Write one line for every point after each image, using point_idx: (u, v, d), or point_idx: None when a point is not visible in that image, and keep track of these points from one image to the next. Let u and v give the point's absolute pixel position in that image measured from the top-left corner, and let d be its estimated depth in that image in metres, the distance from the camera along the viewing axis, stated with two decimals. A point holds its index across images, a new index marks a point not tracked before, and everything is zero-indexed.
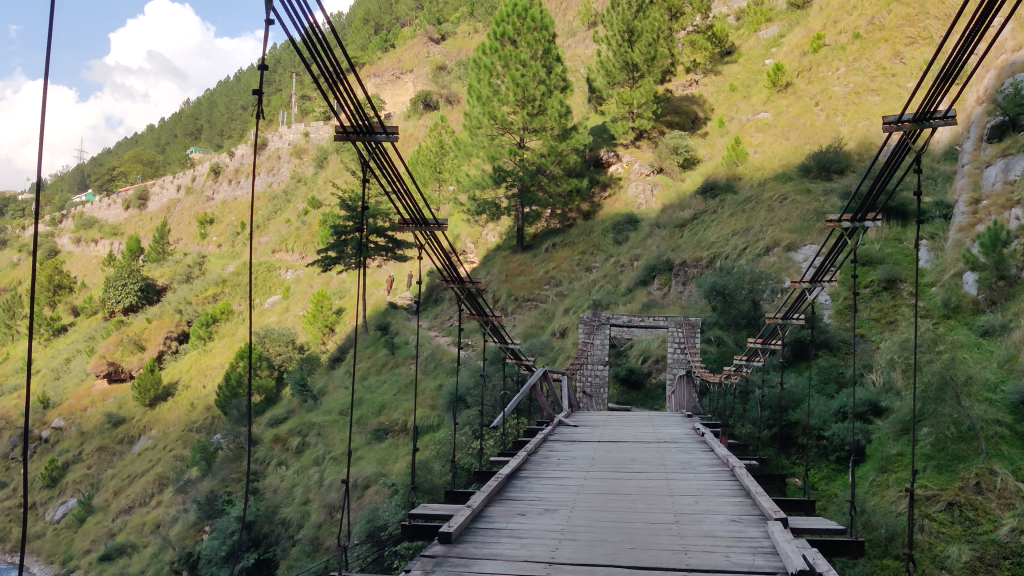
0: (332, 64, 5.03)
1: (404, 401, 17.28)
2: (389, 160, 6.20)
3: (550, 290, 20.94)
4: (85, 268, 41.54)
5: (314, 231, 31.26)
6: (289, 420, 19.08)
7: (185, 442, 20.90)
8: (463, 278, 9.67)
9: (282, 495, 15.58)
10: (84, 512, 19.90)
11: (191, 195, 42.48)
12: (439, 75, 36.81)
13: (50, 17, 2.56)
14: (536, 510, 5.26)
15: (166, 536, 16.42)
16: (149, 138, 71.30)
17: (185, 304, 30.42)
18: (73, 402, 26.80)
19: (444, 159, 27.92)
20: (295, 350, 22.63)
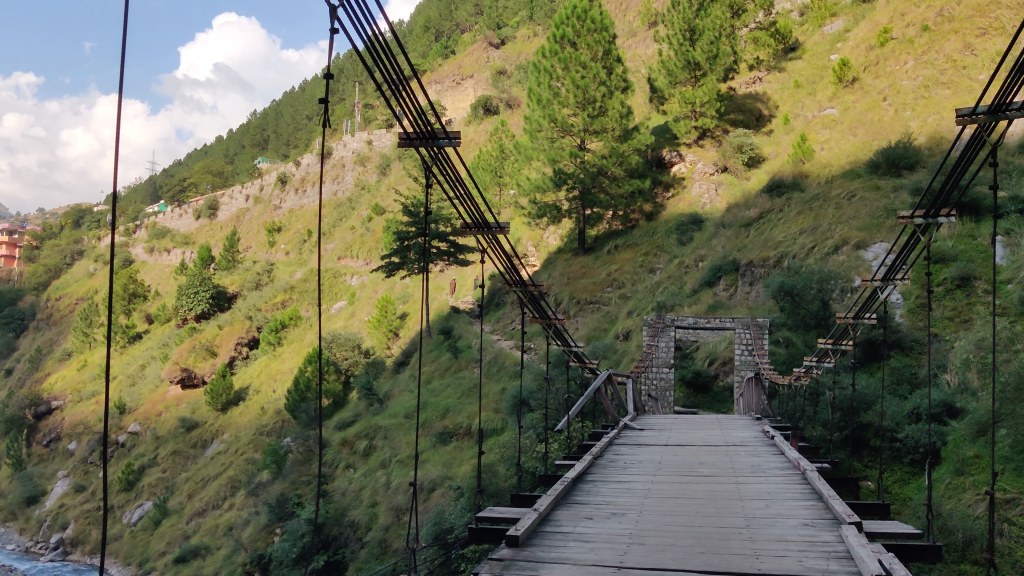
0: (394, 71, 5.08)
1: (469, 405, 17.40)
2: (452, 167, 6.26)
3: (613, 292, 20.88)
4: (159, 277, 42.71)
5: (377, 237, 31.67)
6: (357, 424, 19.34)
7: (256, 446, 21.28)
8: (525, 282, 9.67)
9: (350, 497, 15.81)
10: (160, 514, 20.45)
11: (259, 204, 43.38)
12: (499, 79, 37.01)
13: (126, 34, 2.66)
14: (604, 514, 5.25)
15: (239, 538, 16.79)
16: (218, 150, 72.86)
17: (255, 310, 31.06)
18: (149, 407, 27.55)
19: (505, 163, 28.03)
20: (360, 354, 22.89)
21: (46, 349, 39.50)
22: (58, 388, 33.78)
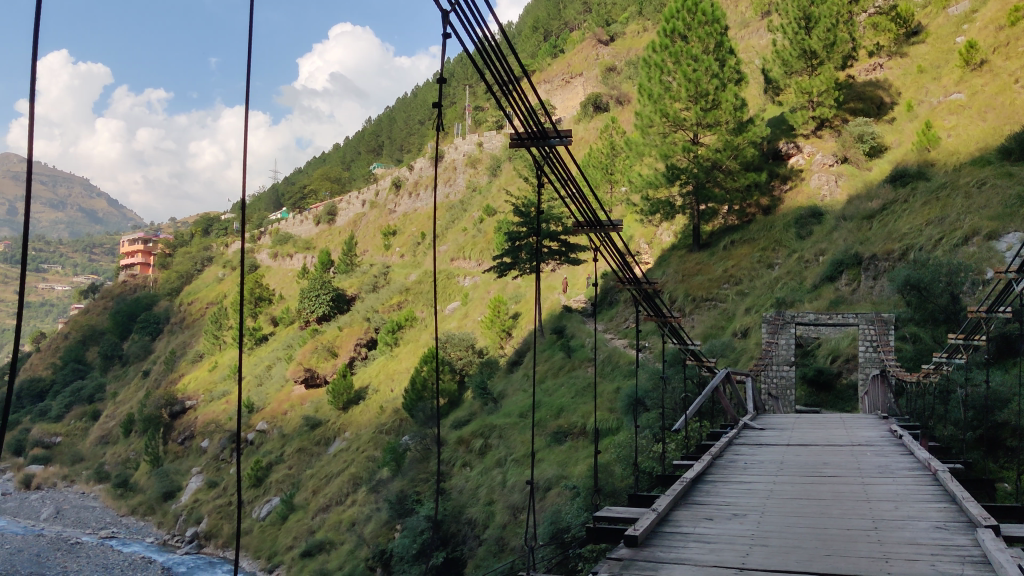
0: (504, 72, 5.15)
1: (583, 404, 17.42)
2: (563, 166, 6.30)
3: (729, 289, 20.51)
4: (283, 281, 44.33)
5: (489, 238, 32.02)
6: (472, 423, 19.61)
7: (376, 443, 21.81)
8: (640, 280, 9.63)
9: (468, 495, 16.04)
10: (287, 510, 21.23)
11: (376, 208, 44.46)
12: (609, 77, 36.92)
13: (253, 54, 2.94)
14: (724, 514, 5.20)
15: (362, 534, 17.26)
16: (335, 156, 74.70)
17: (372, 312, 31.86)
18: (275, 406, 28.62)
19: (615, 160, 27.91)
20: (474, 354, 23.18)
21: (180, 351, 41.47)
22: (191, 388, 35.42)
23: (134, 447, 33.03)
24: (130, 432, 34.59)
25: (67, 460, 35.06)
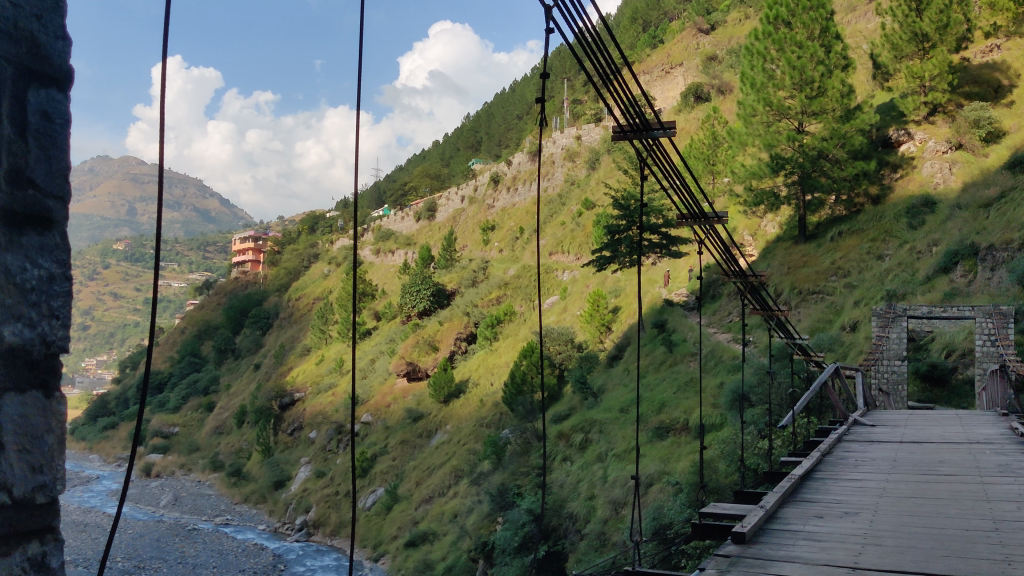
0: (605, 63, 5.09)
1: (685, 399, 17.22)
2: (666, 158, 6.25)
3: (838, 281, 19.92)
4: (385, 276, 45.13)
5: (588, 231, 31.94)
6: (573, 417, 19.63)
7: (477, 436, 22.05)
8: (746, 271, 9.48)
9: (569, 489, 16.09)
10: (391, 500, 21.68)
11: (475, 204, 44.65)
12: (710, 65, 36.33)
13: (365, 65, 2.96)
14: (836, 513, 5.07)
15: (464, 526, 17.51)
16: (436, 153, 75.25)
17: (472, 306, 32.13)
18: (379, 399, 29.27)
19: (717, 151, 27.45)
20: (574, 348, 23.26)
21: (289, 345, 42.67)
22: (299, 381, 36.43)
23: (246, 437, 34.25)
24: (242, 423, 35.88)
25: (185, 450, 36.62)
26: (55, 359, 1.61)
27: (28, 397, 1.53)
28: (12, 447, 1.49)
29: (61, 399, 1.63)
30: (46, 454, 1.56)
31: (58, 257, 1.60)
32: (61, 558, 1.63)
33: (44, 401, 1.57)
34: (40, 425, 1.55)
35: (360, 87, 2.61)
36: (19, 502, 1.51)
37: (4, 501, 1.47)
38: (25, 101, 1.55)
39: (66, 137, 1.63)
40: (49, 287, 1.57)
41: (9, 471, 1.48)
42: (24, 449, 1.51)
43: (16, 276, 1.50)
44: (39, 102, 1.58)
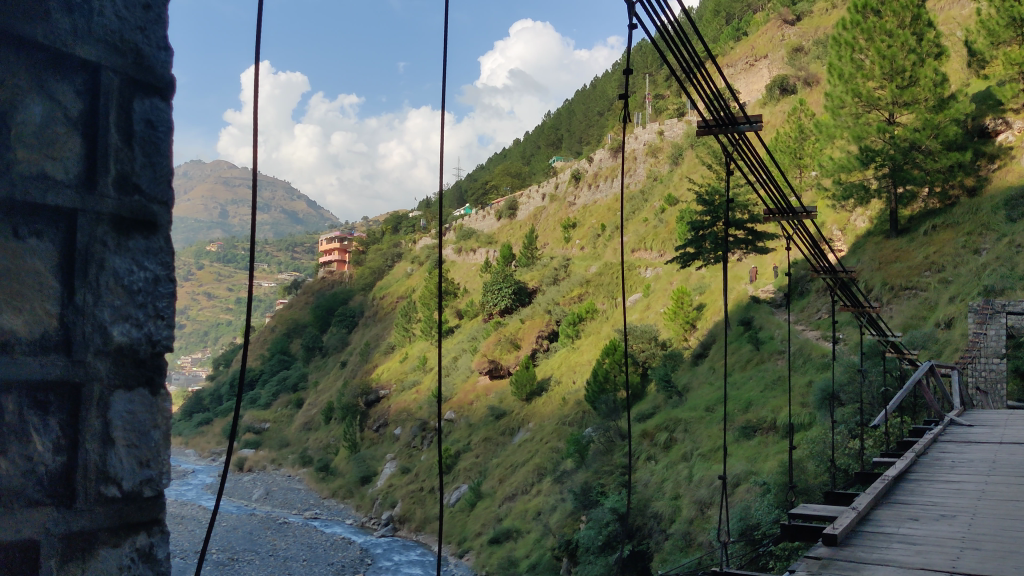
0: (689, 57, 5.02)
1: (773, 398, 16.90)
2: (754, 154, 6.17)
3: (931, 277, 19.32)
4: (467, 274, 45.44)
5: (671, 228, 31.60)
6: (657, 416, 19.49)
7: (560, 434, 22.03)
8: (835, 267, 9.27)
9: (653, 489, 15.98)
10: (475, 497, 21.84)
11: (556, 202, 44.30)
12: (795, 57, 35.60)
13: (448, 52, 2.94)
14: (930, 516, 4.92)
15: (548, 524, 17.56)
16: (517, 151, 75.21)
17: (554, 304, 32.08)
18: (462, 396, 29.54)
19: (804, 144, 26.89)
20: (657, 346, 23.07)
21: (374, 342, 43.32)
22: (384, 378, 36.95)
23: (333, 433, 34.98)
24: (330, 420, 36.64)
25: (275, 445, 37.62)
26: (161, 357, 1.67)
27: (135, 394, 1.60)
28: (122, 441, 1.56)
29: (168, 396, 1.69)
30: (152, 448, 1.63)
31: (162, 259, 1.66)
32: (168, 549, 1.68)
33: (151, 398, 1.64)
34: (147, 420, 1.62)
35: (443, 88, 2.61)
36: (129, 495, 1.57)
37: (115, 493, 1.54)
38: (131, 111, 1.61)
39: (170, 145, 1.69)
40: (154, 288, 1.63)
41: (118, 464, 1.55)
42: (132, 443, 1.58)
43: (124, 278, 1.57)
44: (143, 111, 1.64)
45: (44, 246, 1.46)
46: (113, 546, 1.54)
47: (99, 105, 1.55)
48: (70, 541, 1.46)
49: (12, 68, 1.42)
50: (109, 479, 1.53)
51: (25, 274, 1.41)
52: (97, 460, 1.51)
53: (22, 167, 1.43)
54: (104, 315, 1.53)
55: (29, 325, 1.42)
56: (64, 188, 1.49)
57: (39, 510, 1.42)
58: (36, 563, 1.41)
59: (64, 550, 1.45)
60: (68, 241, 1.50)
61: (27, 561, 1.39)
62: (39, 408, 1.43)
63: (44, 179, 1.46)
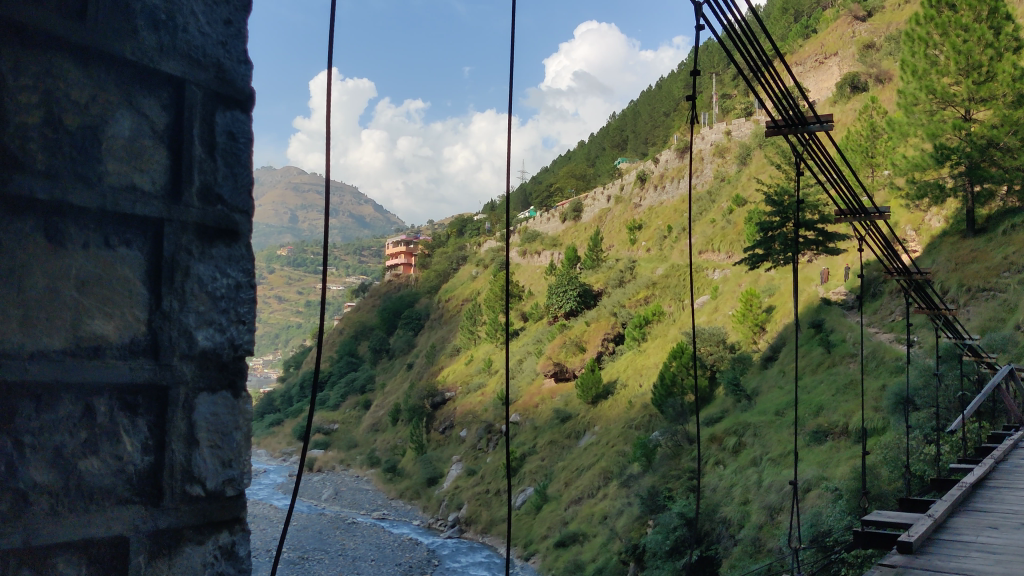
0: (756, 56, 4.95)
1: (845, 402, 16.56)
2: (823, 154, 6.08)
3: (1010, 278, 18.71)
4: (531, 276, 45.42)
5: (739, 229, 31.15)
6: (725, 420, 19.26)
7: (626, 438, 21.87)
8: (910, 269, 9.02)
9: (722, 494, 15.82)
10: (541, 500, 21.85)
11: (621, 204, 43.98)
12: (867, 54, 34.75)
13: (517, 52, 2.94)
14: (1011, 524, 4.76)
15: (614, 528, 17.47)
16: (582, 153, 74.69)
17: (619, 307, 31.85)
18: (528, 399, 29.56)
19: (876, 142, 26.36)
20: (725, 349, 22.80)
21: (439, 345, 43.52)
22: (449, 380, 37.10)
23: (400, 435, 35.36)
24: (397, 421, 36.97)
25: (344, 447, 38.17)
26: (241, 361, 1.87)
27: (219, 396, 1.80)
28: (206, 441, 1.77)
29: (248, 396, 1.90)
30: (234, 449, 1.84)
31: (244, 266, 1.86)
32: (249, 547, 1.87)
33: (233, 400, 1.85)
34: (229, 422, 1.82)
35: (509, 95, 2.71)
36: (212, 494, 1.77)
37: (198, 492, 1.73)
38: (214, 122, 1.82)
39: (249, 155, 1.90)
40: (236, 294, 1.83)
41: (202, 463, 1.75)
42: (216, 444, 1.79)
43: (208, 285, 1.78)
44: (225, 122, 1.85)
45: (132, 253, 1.66)
46: (197, 544, 1.73)
47: (184, 122, 1.76)
48: (160, 536, 1.66)
49: (104, 84, 1.62)
50: (194, 478, 1.73)
51: (121, 286, 1.63)
52: (183, 459, 1.71)
53: (113, 180, 1.63)
54: (190, 321, 1.73)
55: (119, 330, 1.62)
56: (152, 198, 1.69)
57: (130, 509, 1.61)
58: (126, 561, 1.59)
59: (153, 545, 1.64)
60: (155, 249, 1.70)
61: (117, 558, 1.58)
62: (128, 410, 1.62)
63: (133, 190, 1.66)
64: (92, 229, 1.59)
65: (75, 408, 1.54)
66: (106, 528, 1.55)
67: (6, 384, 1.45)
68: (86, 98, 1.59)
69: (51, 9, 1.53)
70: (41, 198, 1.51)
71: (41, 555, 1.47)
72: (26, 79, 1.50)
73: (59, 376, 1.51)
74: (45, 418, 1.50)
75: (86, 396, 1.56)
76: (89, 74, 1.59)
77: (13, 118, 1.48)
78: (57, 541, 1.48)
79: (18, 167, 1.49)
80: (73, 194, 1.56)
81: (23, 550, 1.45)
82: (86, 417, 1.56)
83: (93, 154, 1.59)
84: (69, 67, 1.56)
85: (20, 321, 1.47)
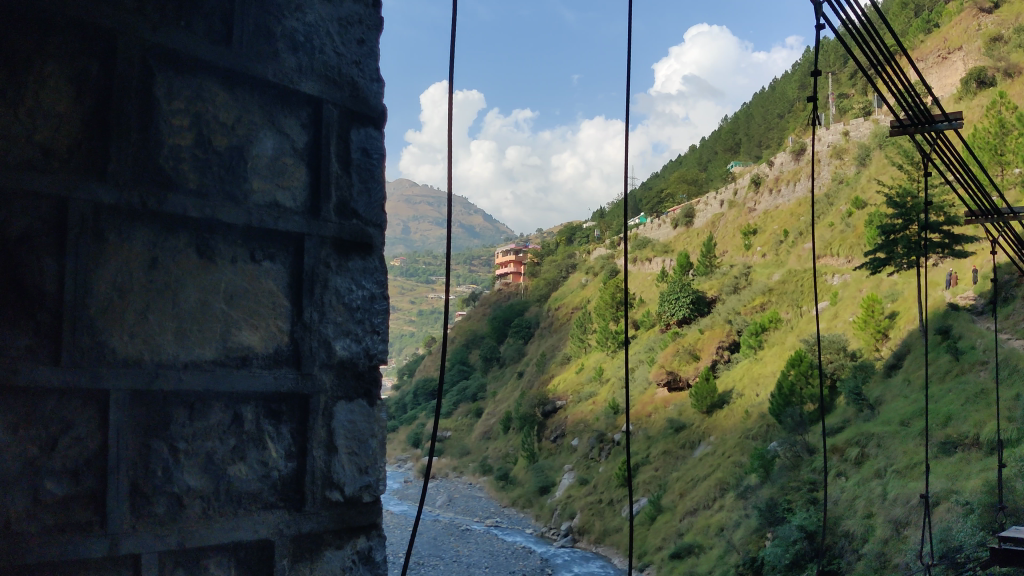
0: (878, 54, 4.81)
1: (976, 411, 15.80)
2: (953, 152, 5.88)
3: None
4: (643, 284, 45.01)
5: (859, 232, 30.10)
6: (847, 431, 18.64)
7: (743, 449, 21.41)
8: None
9: (844, 506, 15.34)
10: (655, 510, 21.56)
11: (735, 208, 43.02)
12: (994, 48, 33.11)
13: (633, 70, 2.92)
14: None
15: (731, 540, 17.12)
16: (693, 157, 73.35)
17: (735, 314, 31.25)
18: (640, 408, 29.27)
19: (1005, 139, 25.11)
20: (847, 358, 22.15)
21: (550, 353, 43.48)
22: (561, 389, 37.03)
23: (512, 443, 35.55)
24: (509, 429, 37.14)
25: (457, 455, 38.63)
26: (377, 371, 2.08)
27: (355, 404, 2.02)
28: (344, 449, 1.98)
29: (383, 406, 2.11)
30: (370, 456, 2.04)
31: (378, 278, 2.09)
32: (384, 553, 2.08)
33: (369, 407, 2.06)
34: (365, 430, 2.04)
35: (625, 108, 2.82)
36: (350, 499, 1.98)
37: (338, 498, 1.95)
38: (349, 140, 2.07)
39: (381, 170, 2.14)
40: (370, 305, 2.06)
41: (341, 470, 1.97)
42: (353, 450, 2.01)
43: (345, 296, 2.01)
44: (360, 140, 2.10)
45: (277, 267, 1.89)
46: (337, 548, 1.94)
47: (323, 142, 2.01)
48: (304, 541, 1.88)
49: (248, 105, 1.86)
50: (333, 484, 1.95)
51: (267, 302, 1.87)
52: (323, 465, 1.93)
53: (257, 197, 1.87)
54: (328, 331, 1.95)
55: (264, 341, 1.86)
56: (293, 214, 1.93)
57: (274, 513, 1.82)
58: (271, 562, 1.81)
59: (295, 550, 1.86)
60: (297, 262, 1.93)
61: (264, 560, 1.80)
62: (273, 418, 1.85)
63: (276, 208, 1.90)
64: (240, 246, 1.83)
65: (225, 415, 1.77)
66: (253, 533, 1.78)
67: (162, 392, 1.67)
68: (233, 120, 1.82)
69: (202, 39, 1.78)
70: (192, 216, 1.74)
71: (195, 553, 1.69)
72: (180, 102, 1.74)
73: (209, 385, 1.74)
74: (197, 425, 1.72)
75: (234, 404, 1.79)
76: (236, 98, 1.83)
77: (170, 141, 1.72)
78: (209, 541, 1.70)
79: (172, 187, 1.72)
80: (225, 213, 1.80)
81: (178, 548, 1.66)
82: (235, 422, 1.78)
83: (239, 173, 1.83)
84: (217, 91, 1.80)
85: (175, 330, 1.70)
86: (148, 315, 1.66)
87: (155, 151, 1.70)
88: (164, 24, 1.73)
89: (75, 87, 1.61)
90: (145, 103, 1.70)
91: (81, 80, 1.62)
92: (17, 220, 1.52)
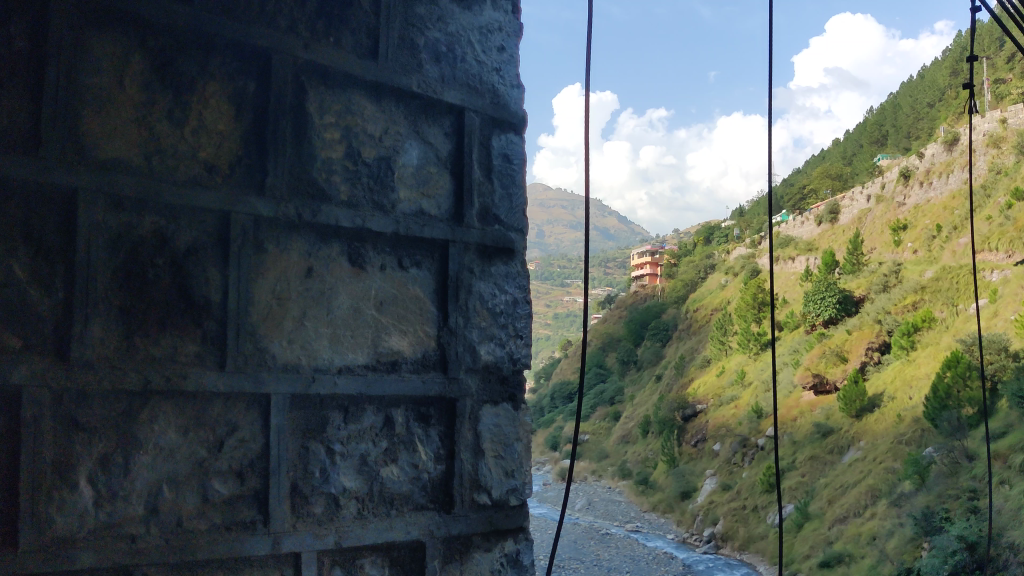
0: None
1: None
2: None
3: None
4: (785, 284, 43.75)
5: (1021, 225, 28.22)
6: (1010, 436, 17.52)
7: (896, 455, 20.45)
8: None
9: (1008, 516, 14.44)
10: (802, 518, 20.82)
11: (883, 203, 40.94)
12: None
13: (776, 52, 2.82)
14: None
15: (884, 550, 16.37)
16: (837, 151, 70.65)
17: (885, 313, 29.70)
18: (785, 412, 28.42)
19: None
20: (1009, 358, 20.81)
21: (689, 356, 42.71)
22: (701, 393, 36.38)
23: (652, 447, 35.15)
24: (648, 433, 36.75)
25: (596, 459, 38.53)
26: (520, 375, 2.09)
27: (500, 409, 2.04)
28: (489, 451, 2.01)
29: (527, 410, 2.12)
30: (516, 459, 2.06)
31: (520, 283, 2.11)
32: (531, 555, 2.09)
33: (513, 411, 2.08)
34: (510, 434, 2.06)
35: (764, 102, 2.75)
36: (497, 502, 2.01)
37: (485, 501, 1.98)
38: (489, 146, 2.10)
39: (523, 176, 2.16)
40: (513, 310, 2.08)
41: (487, 473, 2.00)
42: (498, 454, 2.03)
43: (487, 301, 2.04)
44: (500, 146, 2.12)
45: (422, 274, 1.94)
46: (486, 550, 1.98)
47: (464, 146, 2.04)
48: (453, 540, 1.91)
49: (394, 116, 1.91)
50: (481, 486, 1.98)
51: (415, 305, 1.92)
52: (470, 467, 1.96)
53: (404, 206, 1.91)
54: (473, 335, 1.99)
55: (412, 345, 1.90)
56: (438, 222, 1.97)
57: (425, 513, 1.87)
58: (423, 563, 1.85)
59: (447, 551, 1.90)
60: (442, 269, 1.98)
61: (415, 560, 1.84)
62: (421, 420, 1.89)
63: (421, 216, 1.94)
64: (388, 253, 1.88)
65: (376, 418, 1.82)
66: (405, 532, 1.82)
67: (318, 395, 1.74)
68: (380, 131, 1.88)
69: (349, 53, 1.85)
70: (344, 226, 1.81)
71: (352, 552, 1.75)
72: (331, 117, 1.81)
73: (363, 388, 1.80)
74: (351, 427, 1.78)
75: (384, 407, 1.84)
76: (383, 107, 1.89)
77: (321, 156, 1.79)
78: (364, 541, 1.76)
79: (323, 197, 1.79)
80: (373, 221, 1.85)
81: (336, 545, 1.72)
82: (387, 425, 1.83)
83: (386, 183, 1.88)
84: (364, 102, 1.86)
85: (331, 336, 1.77)
86: (304, 321, 1.73)
87: (309, 165, 1.77)
88: (314, 41, 1.80)
89: (235, 107, 1.70)
90: (299, 117, 1.77)
91: (239, 99, 1.71)
92: (185, 234, 1.61)
